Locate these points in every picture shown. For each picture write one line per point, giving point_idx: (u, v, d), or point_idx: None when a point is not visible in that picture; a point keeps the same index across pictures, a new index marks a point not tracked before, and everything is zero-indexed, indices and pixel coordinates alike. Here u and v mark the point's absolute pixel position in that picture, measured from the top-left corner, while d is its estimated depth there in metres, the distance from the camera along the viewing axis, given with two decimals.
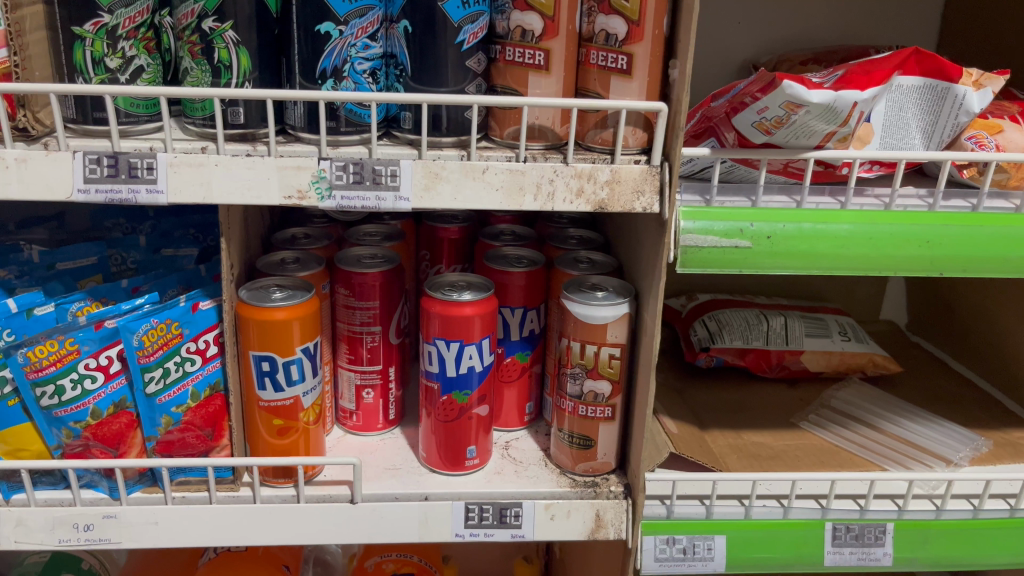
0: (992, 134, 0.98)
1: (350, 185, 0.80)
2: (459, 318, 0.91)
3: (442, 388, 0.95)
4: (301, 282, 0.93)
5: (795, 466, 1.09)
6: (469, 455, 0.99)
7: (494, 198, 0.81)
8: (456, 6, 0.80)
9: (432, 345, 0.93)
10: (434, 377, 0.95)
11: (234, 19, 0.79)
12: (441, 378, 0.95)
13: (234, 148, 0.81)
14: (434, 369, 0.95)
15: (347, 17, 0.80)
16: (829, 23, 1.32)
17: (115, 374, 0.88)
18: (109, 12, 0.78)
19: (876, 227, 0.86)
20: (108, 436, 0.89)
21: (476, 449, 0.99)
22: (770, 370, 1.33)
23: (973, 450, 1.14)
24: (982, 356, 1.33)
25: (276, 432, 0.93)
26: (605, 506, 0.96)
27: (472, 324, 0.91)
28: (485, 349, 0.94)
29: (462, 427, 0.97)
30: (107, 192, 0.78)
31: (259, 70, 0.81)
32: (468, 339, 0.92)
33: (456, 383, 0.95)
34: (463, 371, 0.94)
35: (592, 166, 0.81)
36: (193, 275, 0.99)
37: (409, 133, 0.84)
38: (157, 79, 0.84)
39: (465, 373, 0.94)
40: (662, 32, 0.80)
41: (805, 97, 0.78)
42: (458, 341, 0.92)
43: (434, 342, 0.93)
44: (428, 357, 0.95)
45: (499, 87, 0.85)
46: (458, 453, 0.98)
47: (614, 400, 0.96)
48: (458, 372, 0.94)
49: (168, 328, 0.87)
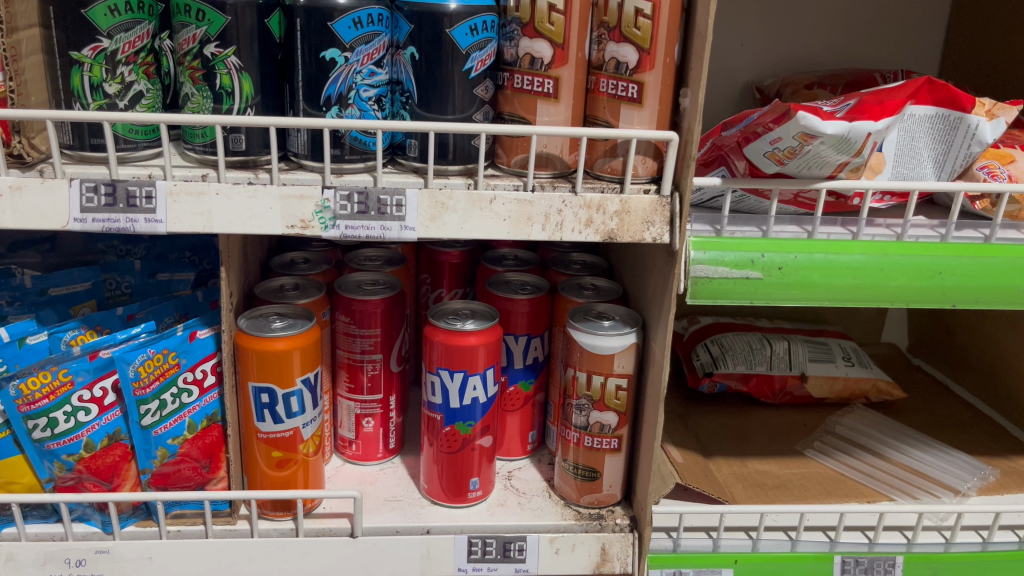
0: (1004, 163, 0.97)
1: (354, 215, 0.78)
2: (463, 348, 0.89)
3: (445, 418, 0.93)
4: (302, 310, 0.91)
5: (801, 496, 1.07)
6: (472, 486, 0.96)
7: (500, 228, 0.79)
8: (464, 33, 0.79)
9: (435, 375, 0.91)
10: (437, 407, 0.93)
11: (236, 44, 0.77)
12: (444, 409, 0.93)
13: (236, 175, 0.79)
14: (438, 400, 0.93)
15: (352, 43, 0.78)
16: (831, 46, 1.31)
17: (109, 406, 0.86)
18: (108, 36, 0.76)
19: (887, 257, 0.85)
20: (102, 469, 0.87)
21: (479, 481, 0.97)
22: (773, 397, 1.31)
23: (980, 480, 1.13)
24: (986, 383, 1.32)
25: (275, 465, 0.91)
26: (611, 540, 0.94)
27: (476, 354, 0.90)
28: (489, 379, 0.92)
29: (463, 459, 0.95)
30: (104, 221, 0.75)
31: (262, 96, 0.79)
32: (473, 369, 0.90)
33: (460, 414, 0.93)
34: (467, 402, 0.92)
35: (601, 196, 0.79)
36: (190, 301, 0.97)
37: (414, 160, 0.83)
38: (156, 105, 0.82)
39: (469, 404, 0.93)
40: (673, 60, 0.78)
41: (819, 128, 0.77)
42: (462, 371, 0.90)
43: (438, 372, 0.91)
44: (431, 388, 0.93)
45: (506, 115, 0.84)
46: (459, 484, 0.96)
47: (621, 431, 0.94)
48: (461, 404, 0.92)
49: (164, 358, 0.85)
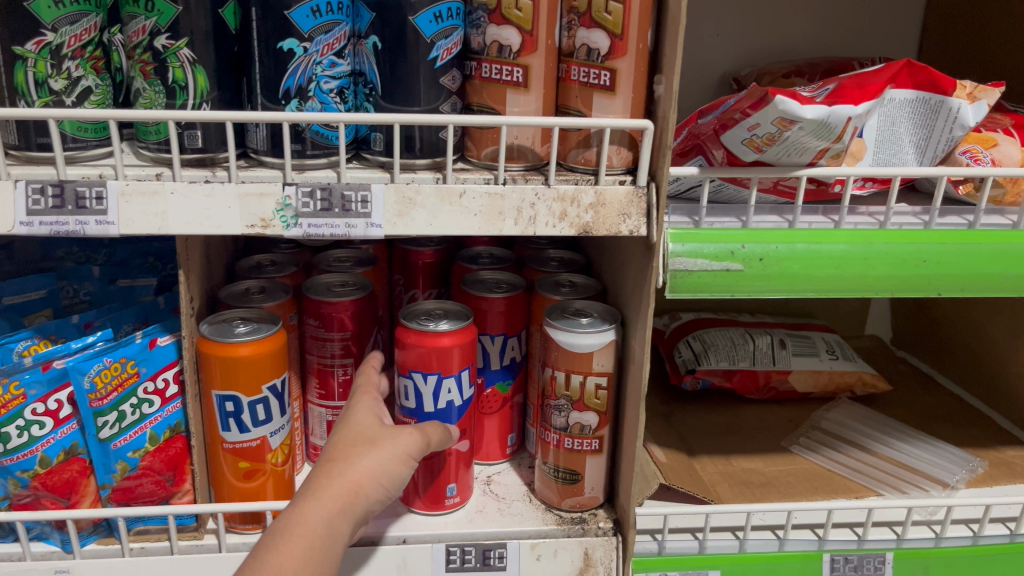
0: (987, 148, 0.95)
1: (317, 213, 0.75)
2: (437, 349, 0.86)
3: (419, 424, 0.89)
4: (267, 314, 0.88)
5: (789, 493, 1.05)
6: (449, 493, 0.93)
7: (472, 224, 0.76)
8: (428, 21, 0.75)
9: (408, 379, 0.88)
10: (411, 413, 0.89)
11: (188, 37, 0.73)
12: (419, 413, 0.89)
13: (192, 174, 0.75)
14: (411, 405, 0.89)
15: (311, 33, 0.75)
16: (807, 34, 1.29)
17: (65, 420, 0.81)
18: (53, 30, 0.72)
19: (871, 245, 0.83)
20: (58, 485, 0.83)
21: (456, 488, 0.93)
22: (757, 392, 1.29)
23: (968, 472, 1.11)
24: (971, 373, 1.30)
25: (242, 476, 0.87)
26: (594, 544, 0.91)
27: (451, 355, 0.86)
28: (464, 381, 0.89)
29: (441, 465, 0.91)
30: (52, 224, 0.72)
31: (218, 90, 0.76)
32: (446, 372, 0.87)
33: (434, 418, 0.89)
34: (442, 406, 0.89)
35: (575, 188, 0.76)
36: (150, 308, 0.93)
37: (380, 155, 0.79)
38: (106, 102, 0.78)
39: (444, 408, 0.89)
40: (646, 46, 0.76)
41: (798, 113, 0.75)
42: (435, 374, 0.87)
43: (410, 375, 0.87)
44: (404, 392, 0.89)
45: (475, 106, 0.81)
46: (437, 491, 0.92)
47: (602, 432, 0.91)
48: (436, 407, 0.89)
49: (122, 367, 0.81)
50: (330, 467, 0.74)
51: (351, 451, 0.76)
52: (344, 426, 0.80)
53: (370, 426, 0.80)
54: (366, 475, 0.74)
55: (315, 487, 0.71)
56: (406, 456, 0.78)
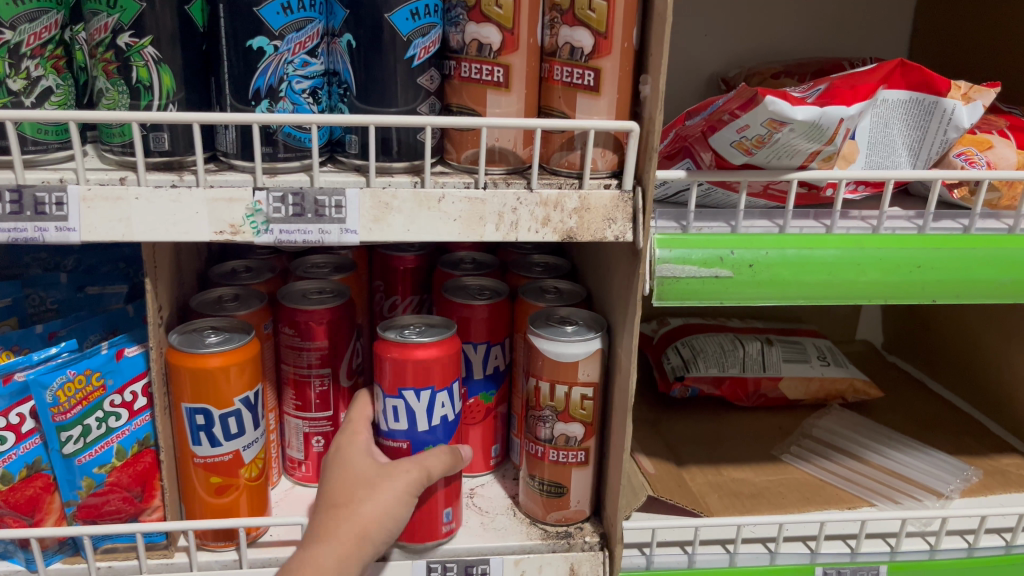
0: (982, 150, 0.93)
1: (289, 218, 0.72)
2: (427, 364, 0.82)
3: (412, 445, 0.85)
4: (239, 324, 0.84)
5: (780, 504, 1.02)
6: (445, 520, 0.86)
7: (450, 230, 0.73)
8: (404, 19, 0.72)
9: (398, 398, 0.83)
10: (402, 435, 0.85)
11: (153, 35, 0.70)
12: (412, 434, 0.85)
13: (158, 178, 0.72)
14: (403, 426, 0.84)
15: (282, 31, 0.72)
16: (797, 35, 1.27)
17: (28, 434, 0.78)
18: (11, 28, 0.69)
19: (865, 250, 0.80)
20: (21, 503, 0.79)
21: (451, 513, 0.87)
22: (747, 400, 1.26)
23: (963, 481, 1.09)
24: (965, 380, 1.28)
25: (214, 491, 0.83)
26: (580, 559, 0.88)
27: (441, 368, 0.83)
28: (455, 396, 0.86)
29: (443, 490, 0.85)
30: (10, 230, 0.68)
31: (185, 91, 0.73)
32: (439, 385, 0.84)
33: (428, 439, 0.85)
34: (435, 424, 0.85)
35: (559, 193, 0.73)
36: (119, 316, 0.89)
37: (355, 158, 0.76)
38: (68, 102, 0.75)
39: (437, 426, 0.85)
40: (632, 45, 0.73)
41: (789, 114, 0.72)
42: (429, 389, 0.83)
43: (401, 394, 0.83)
44: (392, 413, 0.84)
45: (454, 107, 0.78)
46: (434, 521, 0.86)
47: (588, 443, 0.88)
48: (430, 426, 0.85)
49: (87, 380, 0.78)
50: (335, 514, 0.75)
51: (355, 494, 0.77)
52: (339, 466, 0.80)
53: (370, 467, 0.80)
54: (371, 518, 0.75)
55: (322, 535, 0.74)
56: (407, 495, 0.78)
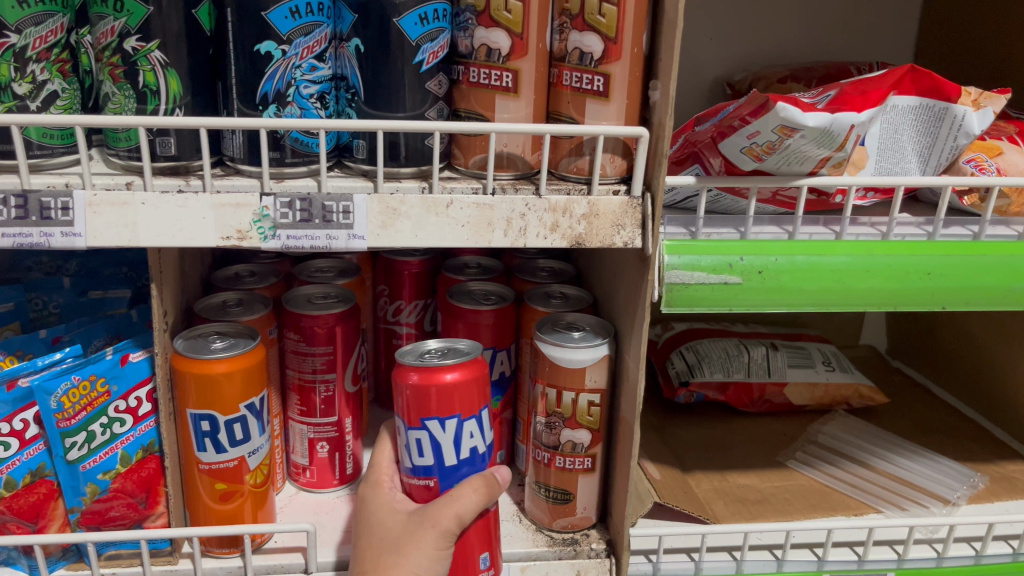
0: (991, 156, 0.93)
1: (297, 223, 0.71)
2: (450, 389, 0.76)
3: (441, 482, 0.78)
4: (245, 329, 0.84)
5: (786, 511, 1.02)
6: (483, 564, 0.80)
7: (458, 235, 0.73)
8: (413, 23, 0.72)
9: (422, 430, 0.77)
10: (427, 471, 0.78)
11: (160, 39, 0.70)
12: (439, 470, 0.78)
13: (164, 183, 0.71)
14: (427, 460, 0.78)
15: (290, 35, 0.71)
16: (802, 39, 1.26)
17: (31, 440, 0.78)
18: (17, 31, 0.68)
19: (874, 257, 0.80)
20: (25, 509, 0.79)
21: (489, 557, 0.81)
22: (752, 405, 1.26)
23: (969, 488, 1.08)
24: (970, 386, 1.28)
25: (218, 497, 0.83)
26: (586, 567, 0.88)
27: (466, 393, 0.77)
28: (484, 423, 0.79)
29: (477, 533, 0.79)
30: (15, 236, 0.68)
31: (192, 95, 0.72)
32: (466, 413, 0.77)
33: (459, 472, 0.79)
34: (464, 456, 0.78)
35: (568, 199, 0.73)
36: (122, 322, 0.89)
37: (363, 163, 0.76)
38: (73, 106, 0.75)
39: (467, 458, 0.79)
40: (641, 50, 0.72)
41: (800, 120, 0.72)
42: (455, 418, 0.76)
43: (424, 425, 0.77)
44: (416, 448, 0.78)
45: (463, 112, 0.77)
46: (470, 564, 0.79)
47: (594, 450, 0.88)
48: (459, 459, 0.78)
49: (92, 386, 0.77)
50: None
51: (381, 559, 0.73)
52: (367, 529, 0.77)
53: (394, 522, 0.76)
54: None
55: None
56: (436, 551, 0.73)
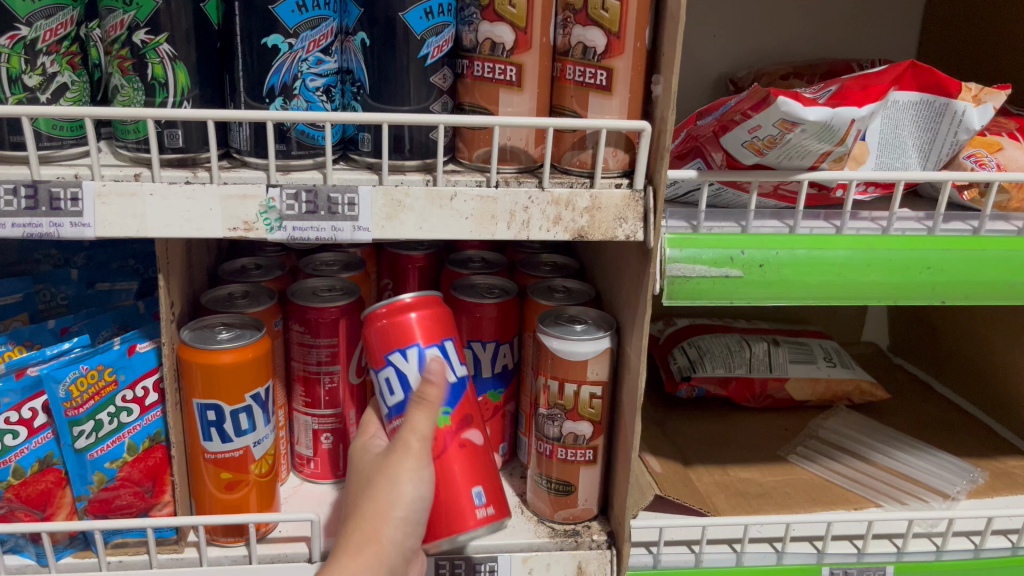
0: (991, 152, 0.93)
1: (303, 215, 0.72)
2: (408, 321, 0.78)
3: None
4: (251, 320, 0.85)
5: (787, 504, 1.02)
6: (478, 501, 0.79)
7: (462, 227, 0.73)
8: (418, 17, 0.73)
9: (389, 366, 0.78)
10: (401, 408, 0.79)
11: (168, 32, 0.70)
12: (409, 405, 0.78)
13: (172, 174, 0.72)
14: (399, 396, 0.79)
15: (297, 29, 0.72)
16: (805, 37, 1.27)
17: (40, 429, 0.79)
18: (27, 24, 0.69)
19: (874, 252, 0.80)
20: (33, 497, 0.80)
21: (484, 494, 0.79)
22: (754, 401, 1.27)
23: (969, 483, 1.09)
24: (971, 382, 1.28)
25: (224, 487, 0.84)
26: (587, 558, 0.88)
27: (424, 323, 0.79)
28: (452, 356, 0.80)
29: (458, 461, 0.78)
30: (25, 226, 0.69)
31: (200, 87, 0.73)
32: (426, 342, 0.78)
33: None
34: None
35: (570, 192, 0.74)
36: (130, 313, 0.90)
37: (368, 156, 0.77)
38: (82, 99, 0.76)
39: None
40: (644, 45, 0.73)
41: (801, 115, 0.72)
42: (414, 346, 0.78)
43: (389, 361, 0.78)
44: (387, 386, 0.79)
45: (467, 105, 0.78)
46: (462, 497, 0.78)
47: (596, 442, 0.89)
48: None
49: (99, 375, 0.78)
50: (343, 523, 0.73)
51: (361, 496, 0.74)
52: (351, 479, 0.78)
53: (370, 461, 0.77)
54: (380, 509, 0.72)
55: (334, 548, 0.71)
56: (411, 471, 0.73)
